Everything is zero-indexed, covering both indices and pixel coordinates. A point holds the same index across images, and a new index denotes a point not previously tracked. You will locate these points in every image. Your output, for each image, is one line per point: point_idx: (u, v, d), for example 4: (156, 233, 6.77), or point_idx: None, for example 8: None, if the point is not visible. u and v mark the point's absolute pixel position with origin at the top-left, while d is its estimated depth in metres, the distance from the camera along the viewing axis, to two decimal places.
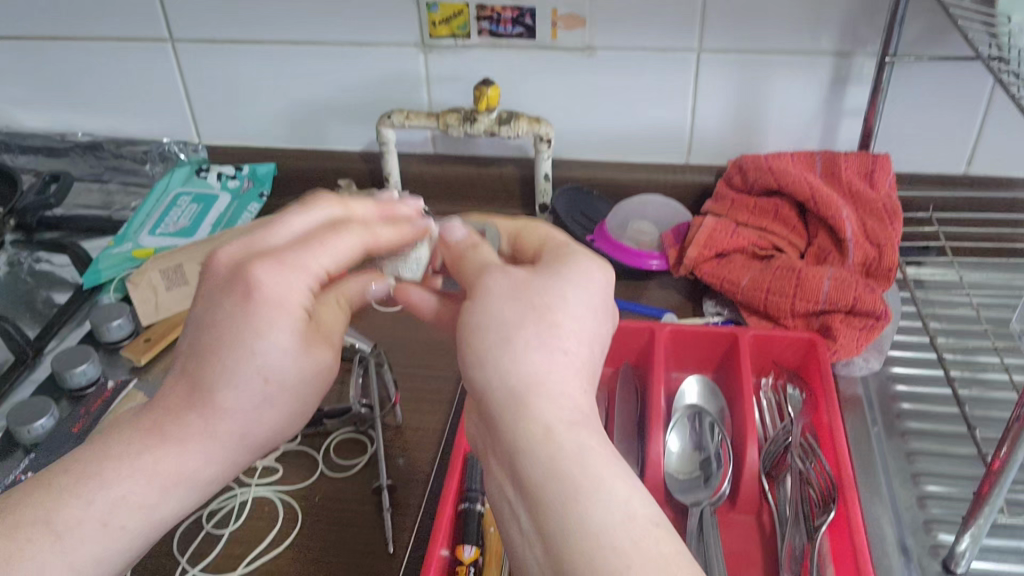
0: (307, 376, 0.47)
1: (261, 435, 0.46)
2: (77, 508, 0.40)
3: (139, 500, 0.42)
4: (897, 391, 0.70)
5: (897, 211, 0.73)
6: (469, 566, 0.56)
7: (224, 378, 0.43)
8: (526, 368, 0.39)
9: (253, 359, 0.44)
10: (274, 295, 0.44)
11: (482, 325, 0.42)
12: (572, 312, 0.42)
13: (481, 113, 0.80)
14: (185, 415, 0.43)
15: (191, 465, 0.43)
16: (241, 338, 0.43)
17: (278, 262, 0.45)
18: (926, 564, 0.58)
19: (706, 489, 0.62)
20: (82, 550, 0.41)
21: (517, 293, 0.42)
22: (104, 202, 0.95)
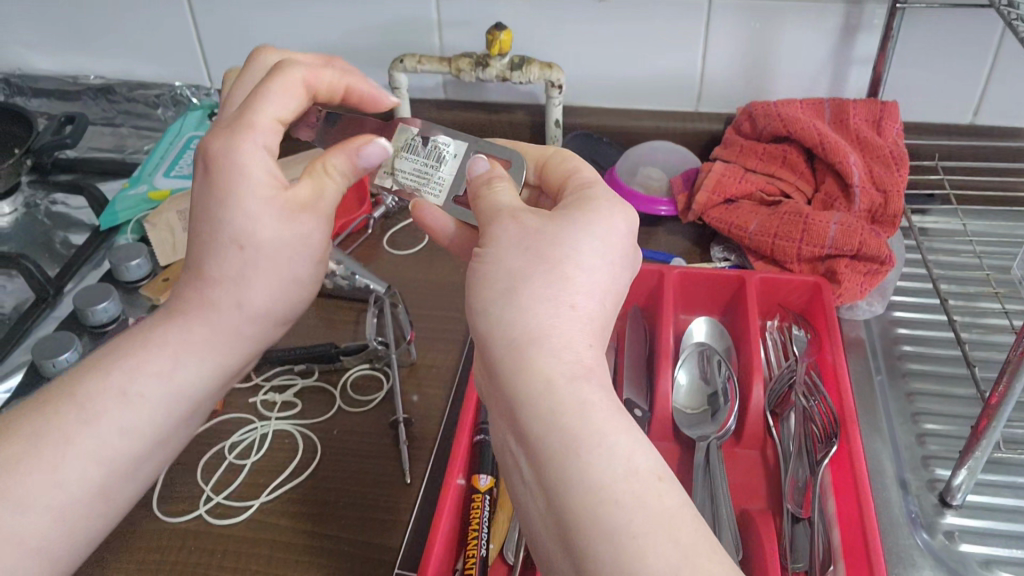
0: (291, 240, 0.49)
1: (261, 301, 0.49)
2: (95, 383, 0.45)
3: (152, 370, 0.47)
4: (899, 334, 0.72)
5: (904, 158, 0.74)
6: (485, 494, 0.58)
7: (205, 251, 0.47)
8: (537, 314, 0.39)
9: (224, 222, 0.47)
10: (226, 159, 0.46)
11: (489, 274, 0.42)
12: (586, 262, 0.42)
13: (492, 58, 0.81)
14: (188, 293, 0.48)
15: (196, 335, 0.48)
16: (210, 210, 0.47)
17: (227, 132, 0.47)
18: (923, 498, 0.60)
19: (712, 424, 0.64)
20: (107, 419, 0.45)
21: (530, 239, 0.42)
22: (117, 146, 0.97)
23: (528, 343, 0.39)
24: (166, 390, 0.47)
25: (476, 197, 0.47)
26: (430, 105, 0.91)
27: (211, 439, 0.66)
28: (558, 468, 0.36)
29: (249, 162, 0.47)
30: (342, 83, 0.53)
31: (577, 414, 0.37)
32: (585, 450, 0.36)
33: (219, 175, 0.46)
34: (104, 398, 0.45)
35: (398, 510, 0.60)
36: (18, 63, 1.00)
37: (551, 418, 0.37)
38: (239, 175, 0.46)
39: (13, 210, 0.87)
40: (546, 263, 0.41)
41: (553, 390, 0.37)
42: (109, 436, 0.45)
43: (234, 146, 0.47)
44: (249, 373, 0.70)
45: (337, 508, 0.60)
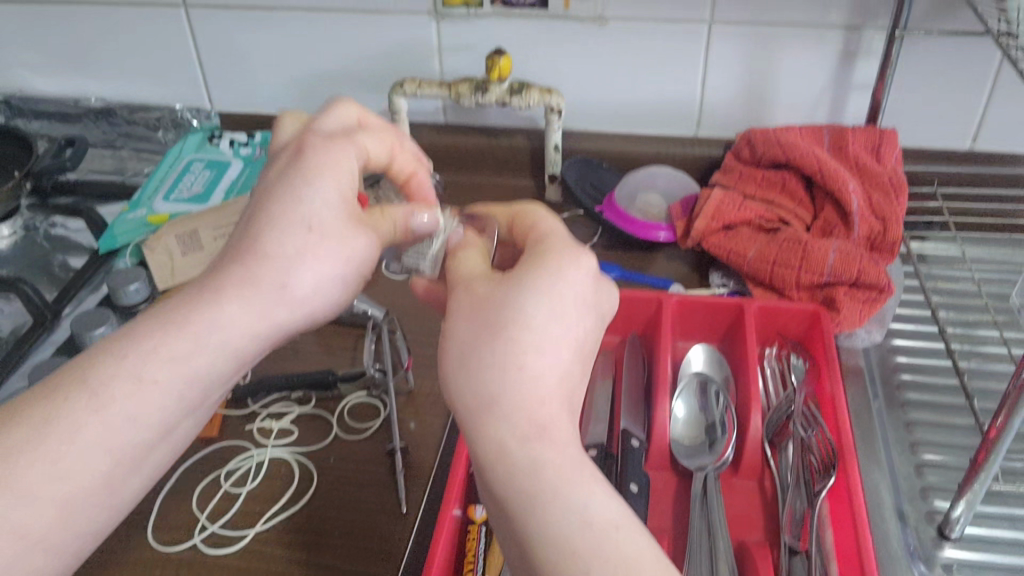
0: (351, 242, 0.49)
1: (305, 293, 0.47)
2: (107, 368, 0.43)
3: (170, 354, 0.44)
4: (898, 362, 0.72)
5: (903, 185, 0.74)
6: (480, 525, 0.58)
7: (268, 226, 0.46)
8: (490, 384, 0.39)
9: (303, 202, 0.47)
10: (323, 154, 0.49)
11: (447, 351, 0.41)
12: (535, 325, 0.40)
13: (492, 83, 0.81)
14: (226, 268, 0.46)
15: (228, 316, 0.45)
16: (290, 186, 0.47)
17: (325, 138, 0.50)
18: (922, 530, 0.60)
19: (709, 454, 0.64)
20: (117, 406, 0.43)
21: (481, 309, 0.42)
22: (118, 168, 0.96)
23: (485, 409, 0.39)
24: (179, 378, 0.44)
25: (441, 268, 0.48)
26: (430, 128, 0.91)
27: (207, 467, 0.66)
28: (521, 521, 0.36)
29: (341, 162, 0.49)
30: (409, 170, 0.59)
31: (530, 473, 0.37)
32: (544, 504, 0.36)
33: (309, 163, 0.48)
34: (118, 381, 0.43)
35: (392, 541, 0.59)
36: (19, 84, 1.00)
37: (508, 476, 0.37)
38: (328, 167, 0.48)
39: (12, 233, 0.87)
40: (494, 335, 0.40)
41: (507, 451, 0.37)
42: (117, 425, 0.43)
43: (331, 148, 0.49)
44: (247, 400, 0.70)
45: (335, 538, 0.60)
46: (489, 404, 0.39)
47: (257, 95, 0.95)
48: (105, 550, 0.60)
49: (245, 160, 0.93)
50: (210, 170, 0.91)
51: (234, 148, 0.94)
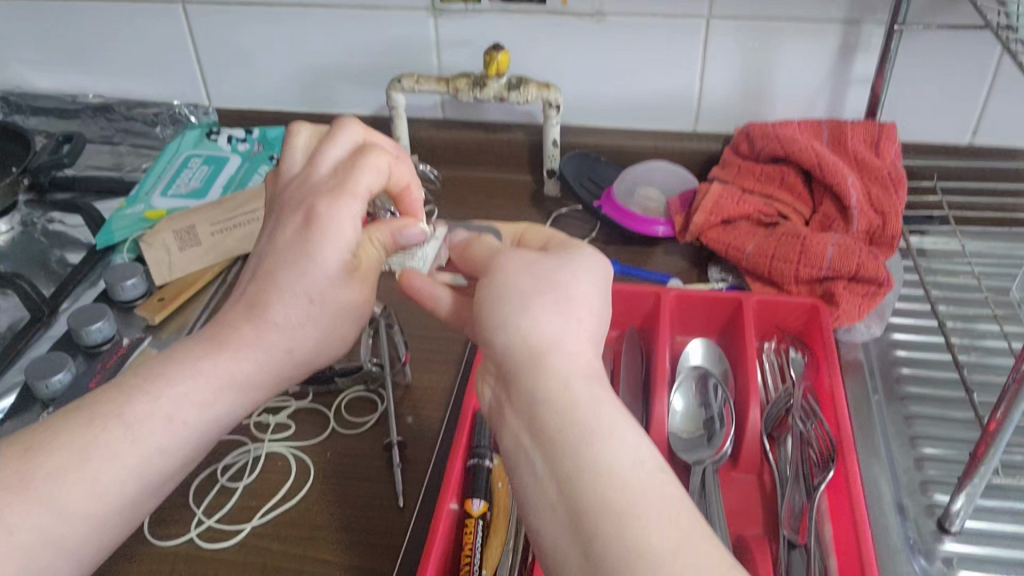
0: (346, 304, 0.51)
1: (306, 349, 0.50)
2: (142, 404, 0.44)
3: (199, 399, 0.46)
4: (897, 356, 0.72)
5: (902, 180, 0.74)
6: (478, 519, 0.57)
7: (272, 295, 0.49)
8: (547, 326, 0.41)
9: (304, 274, 0.49)
10: (330, 219, 0.49)
11: (501, 296, 0.43)
12: (582, 288, 0.43)
13: (490, 78, 0.81)
14: (238, 326, 0.48)
15: (244, 369, 0.48)
16: (297, 261, 0.49)
17: (333, 194, 0.50)
18: (921, 523, 0.60)
19: (708, 448, 0.63)
20: (151, 441, 0.44)
21: (531, 269, 0.44)
22: (115, 164, 0.96)
23: (546, 349, 0.40)
24: (205, 419, 0.46)
25: (465, 248, 0.50)
26: (428, 124, 0.91)
27: (204, 463, 0.65)
28: (567, 455, 0.36)
29: (341, 227, 0.50)
30: (405, 183, 0.57)
31: (590, 409, 0.38)
32: (596, 440, 0.36)
33: (316, 232, 0.49)
34: (151, 420, 0.44)
35: (391, 535, 0.59)
36: (17, 81, 1.00)
37: (566, 408, 0.38)
38: (331, 234, 0.49)
39: (10, 229, 0.87)
40: (547, 288, 0.43)
41: (569, 387, 0.38)
42: (149, 457, 0.44)
43: (337, 207, 0.50)
44: None
45: (333, 533, 0.60)
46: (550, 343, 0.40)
47: (255, 91, 0.95)
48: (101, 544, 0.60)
49: (244, 156, 0.92)
50: (208, 166, 0.91)
51: (233, 144, 0.93)
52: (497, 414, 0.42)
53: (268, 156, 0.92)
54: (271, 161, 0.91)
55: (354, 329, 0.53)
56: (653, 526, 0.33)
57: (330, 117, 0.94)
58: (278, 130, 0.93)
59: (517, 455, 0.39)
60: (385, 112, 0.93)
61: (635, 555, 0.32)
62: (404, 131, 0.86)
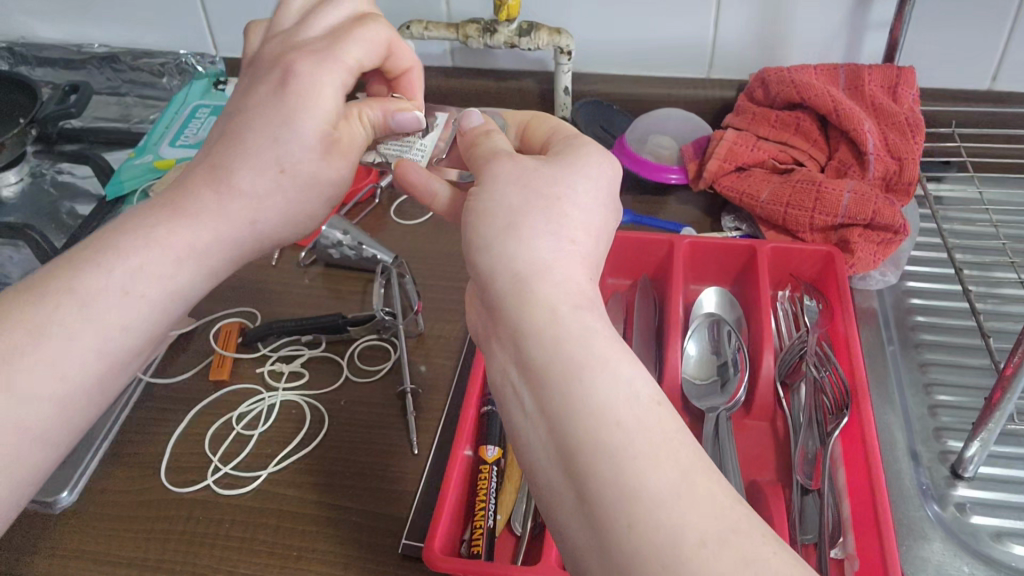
0: (317, 178, 0.51)
1: (270, 223, 0.51)
2: (93, 281, 0.44)
3: (155, 269, 0.45)
4: (912, 304, 0.71)
5: (920, 125, 0.73)
6: (492, 465, 0.57)
7: (241, 158, 0.48)
8: (541, 249, 0.40)
9: (279, 142, 0.49)
10: (304, 84, 0.49)
11: (491, 211, 0.42)
12: (581, 202, 0.42)
13: (501, 24, 0.79)
14: (200, 192, 0.48)
15: (202, 239, 0.47)
16: (272, 124, 0.48)
17: (314, 58, 0.50)
18: (934, 470, 0.60)
19: (721, 395, 0.63)
20: (108, 314, 0.44)
21: (524, 180, 0.43)
22: (123, 116, 0.95)
23: (534, 275, 0.39)
24: (168, 290, 0.46)
25: (472, 144, 0.48)
26: (438, 72, 0.90)
27: (218, 412, 0.66)
28: (559, 392, 0.35)
29: (322, 94, 0.49)
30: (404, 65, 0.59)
31: (582, 339, 0.36)
32: (585, 376, 0.35)
33: (292, 91, 0.49)
34: (101, 289, 0.44)
35: (405, 480, 0.60)
36: (22, 31, 0.99)
37: (553, 345, 0.36)
38: (311, 101, 0.49)
39: (19, 180, 0.86)
40: (537, 211, 0.41)
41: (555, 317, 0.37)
42: (105, 331, 0.44)
43: (313, 76, 0.49)
44: (255, 344, 0.70)
45: (348, 479, 0.60)
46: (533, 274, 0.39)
47: None
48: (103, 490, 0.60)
49: None
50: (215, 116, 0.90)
51: None
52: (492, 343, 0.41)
53: None
54: None
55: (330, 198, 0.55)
56: (658, 475, 0.32)
57: None
58: None
59: (505, 384, 0.39)
60: None
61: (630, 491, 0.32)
62: None
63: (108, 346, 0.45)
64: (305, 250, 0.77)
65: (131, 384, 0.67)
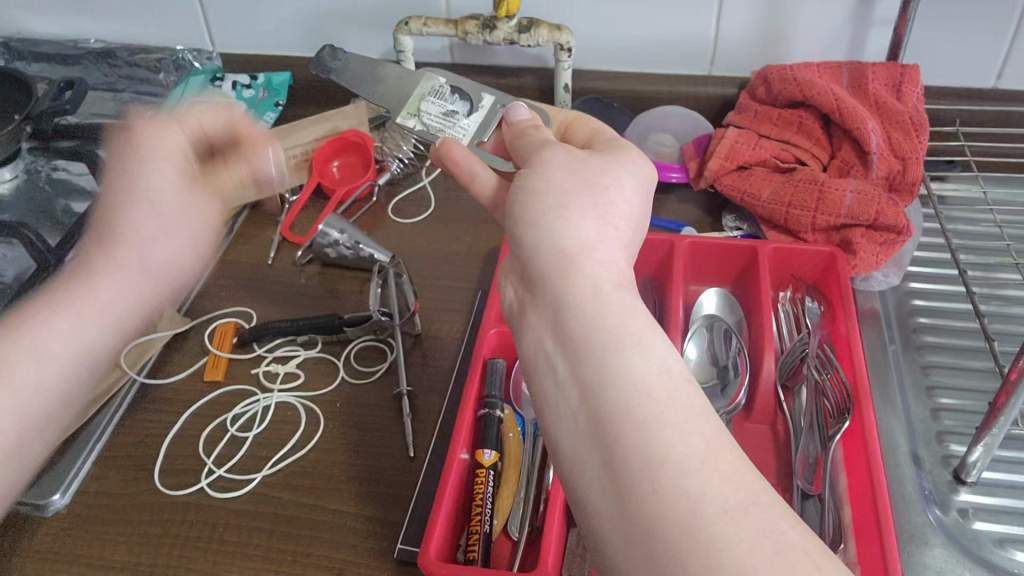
0: (190, 213, 0.56)
1: (160, 259, 0.54)
2: (11, 335, 0.47)
3: (56, 334, 0.48)
4: (915, 305, 0.70)
5: (924, 123, 0.72)
6: (489, 469, 0.56)
7: (114, 213, 0.53)
8: (585, 232, 0.39)
9: (138, 185, 0.54)
10: (144, 142, 0.55)
11: (537, 194, 0.41)
12: (626, 196, 0.42)
13: (500, 20, 0.78)
14: (97, 249, 0.53)
15: (81, 301, 0.50)
16: (133, 188, 0.54)
17: (156, 121, 0.56)
18: (937, 474, 0.59)
19: (722, 398, 0.62)
20: (23, 376, 0.46)
21: (573, 167, 0.43)
22: (119, 111, 0.93)
23: (580, 252, 0.38)
24: (71, 352, 0.49)
25: (521, 135, 0.49)
26: (437, 69, 0.89)
27: (212, 414, 0.65)
28: (589, 368, 0.35)
29: (156, 157, 0.55)
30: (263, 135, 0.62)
31: (616, 315, 0.36)
32: (621, 348, 0.35)
33: (127, 151, 0.55)
34: (21, 338, 0.47)
35: (402, 484, 0.59)
36: (18, 26, 0.98)
37: (595, 320, 0.36)
38: (149, 163, 0.54)
39: (14, 176, 0.86)
40: (581, 199, 0.41)
41: (599, 295, 0.37)
42: (26, 395, 0.46)
43: (154, 134, 0.55)
44: (251, 345, 0.69)
45: (344, 482, 0.59)
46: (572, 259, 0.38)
47: (261, 37, 0.93)
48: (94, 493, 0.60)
49: (249, 103, 0.92)
50: None
51: (238, 91, 0.92)
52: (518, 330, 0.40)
53: (273, 103, 0.92)
54: (277, 108, 0.92)
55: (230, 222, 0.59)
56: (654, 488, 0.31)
57: None
58: (283, 76, 0.93)
59: (539, 361, 0.38)
60: (392, 57, 0.91)
61: (658, 460, 0.31)
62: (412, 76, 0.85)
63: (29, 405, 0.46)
64: (301, 248, 0.77)
65: (124, 385, 0.66)
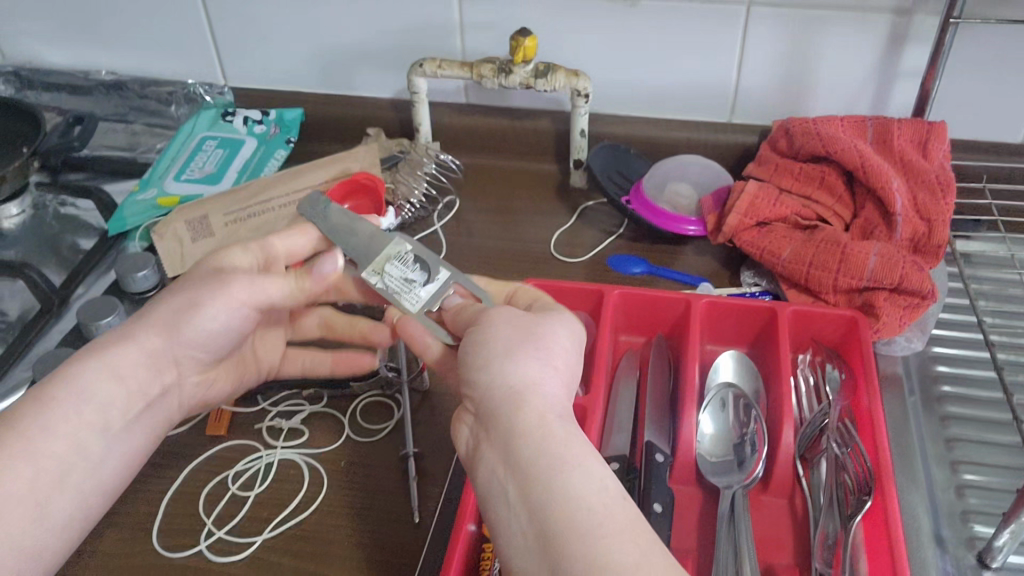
0: (262, 306, 0.54)
1: (223, 328, 0.52)
2: (68, 383, 0.45)
3: (115, 374, 0.47)
4: (938, 372, 0.68)
5: (951, 184, 0.70)
6: (496, 544, 0.55)
7: (197, 285, 0.51)
8: (531, 371, 0.40)
9: (223, 269, 0.53)
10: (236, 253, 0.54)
11: (485, 341, 0.42)
12: (564, 339, 0.43)
13: (516, 66, 0.77)
14: (139, 321, 0.49)
15: (145, 345, 0.49)
16: (214, 265, 0.53)
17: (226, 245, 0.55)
18: (960, 557, 0.57)
19: (738, 473, 0.60)
20: (79, 415, 0.45)
21: (515, 319, 0.43)
22: (130, 143, 0.93)
23: (528, 388, 0.39)
24: (120, 390, 0.47)
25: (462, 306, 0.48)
26: (451, 109, 0.88)
27: (214, 471, 0.63)
28: (533, 489, 0.35)
29: (233, 262, 0.53)
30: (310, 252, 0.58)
31: (564, 441, 0.37)
32: (568, 470, 0.35)
33: (213, 257, 0.54)
34: (78, 400, 0.45)
35: (405, 553, 0.57)
36: (28, 55, 0.97)
37: (541, 445, 0.37)
38: (229, 261, 0.53)
39: (21, 212, 0.84)
40: (529, 341, 0.41)
41: (546, 421, 0.38)
42: (77, 428, 0.45)
43: (237, 253, 0.54)
44: (255, 397, 0.68)
45: (346, 548, 0.58)
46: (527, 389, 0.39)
47: (273, 72, 0.91)
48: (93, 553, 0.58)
49: (259, 139, 0.90)
50: (223, 149, 0.88)
51: (249, 126, 0.91)
52: (472, 455, 0.40)
53: (284, 139, 0.89)
54: (289, 145, 0.89)
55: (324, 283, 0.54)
56: None
57: (348, 100, 0.90)
58: (295, 112, 0.90)
59: (490, 489, 0.37)
60: (405, 95, 0.89)
61: (596, 565, 0.32)
62: (425, 117, 0.83)
63: (81, 431, 0.45)
64: None
65: None
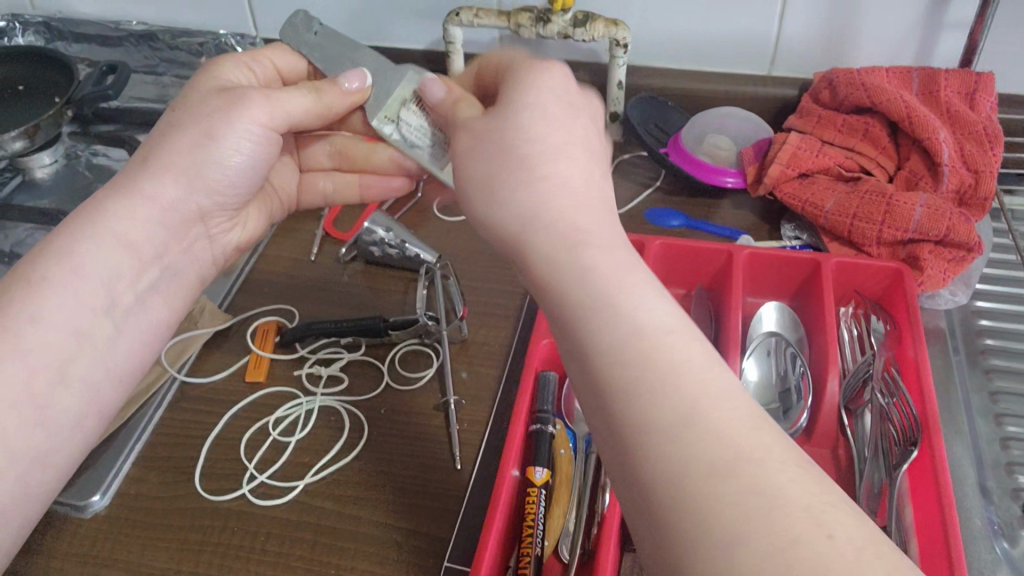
0: (251, 160, 0.53)
1: (216, 176, 0.52)
2: (58, 262, 0.43)
3: (110, 249, 0.46)
4: (982, 326, 0.67)
5: (999, 135, 0.68)
6: (541, 489, 0.54)
7: (167, 139, 0.49)
8: (523, 199, 0.38)
9: (205, 116, 0.50)
10: (206, 91, 0.52)
11: (475, 182, 0.41)
12: (538, 125, 0.40)
13: (555, 14, 0.76)
14: (134, 172, 0.48)
15: (135, 211, 0.47)
16: (189, 110, 0.50)
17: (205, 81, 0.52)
18: (1005, 507, 0.57)
19: (783, 422, 0.60)
20: (69, 298, 0.43)
21: (487, 132, 0.42)
22: (159, 95, 0.91)
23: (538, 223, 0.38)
24: (115, 261, 0.46)
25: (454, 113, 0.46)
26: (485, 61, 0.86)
27: (253, 418, 0.63)
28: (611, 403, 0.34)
29: (211, 103, 0.51)
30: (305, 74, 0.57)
31: None
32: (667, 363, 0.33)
33: (183, 101, 0.51)
34: (65, 282, 0.43)
35: (448, 496, 0.57)
36: (59, 5, 0.97)
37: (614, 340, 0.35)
38: (203, 107, 0.50)
39: (54, 161, 0.84)
40: (518, 161, 0.39)
41: None
42: (75, 307, 0.44)
43: (208, 96, 0.51)
44: (293, 345, 0.68)
45: (387, 491, 0.58)
46: (532, 216, 0.38)
47: None
48: (139, 497, 0.58)
49: None
50: None
51: None
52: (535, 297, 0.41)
53: None
54: None
55: (349, 99, 0.52)
56: None
57: (380, 52, 0.90)
58: None
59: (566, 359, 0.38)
60: (439, 47, 0.88)
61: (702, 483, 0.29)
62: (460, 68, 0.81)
63: (78, 307, 0.44)
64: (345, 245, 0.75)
65: (165, 382, 0.65)
